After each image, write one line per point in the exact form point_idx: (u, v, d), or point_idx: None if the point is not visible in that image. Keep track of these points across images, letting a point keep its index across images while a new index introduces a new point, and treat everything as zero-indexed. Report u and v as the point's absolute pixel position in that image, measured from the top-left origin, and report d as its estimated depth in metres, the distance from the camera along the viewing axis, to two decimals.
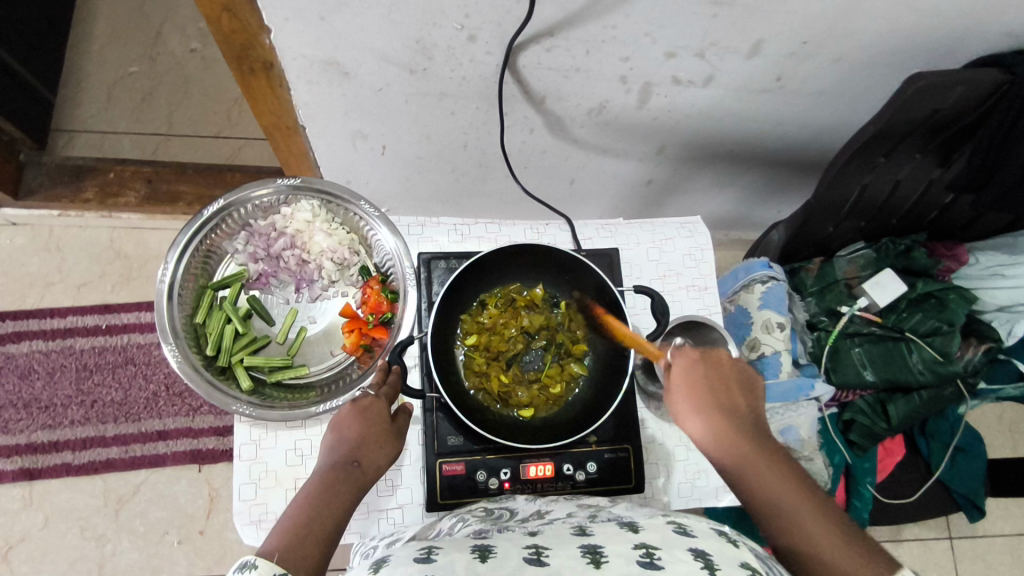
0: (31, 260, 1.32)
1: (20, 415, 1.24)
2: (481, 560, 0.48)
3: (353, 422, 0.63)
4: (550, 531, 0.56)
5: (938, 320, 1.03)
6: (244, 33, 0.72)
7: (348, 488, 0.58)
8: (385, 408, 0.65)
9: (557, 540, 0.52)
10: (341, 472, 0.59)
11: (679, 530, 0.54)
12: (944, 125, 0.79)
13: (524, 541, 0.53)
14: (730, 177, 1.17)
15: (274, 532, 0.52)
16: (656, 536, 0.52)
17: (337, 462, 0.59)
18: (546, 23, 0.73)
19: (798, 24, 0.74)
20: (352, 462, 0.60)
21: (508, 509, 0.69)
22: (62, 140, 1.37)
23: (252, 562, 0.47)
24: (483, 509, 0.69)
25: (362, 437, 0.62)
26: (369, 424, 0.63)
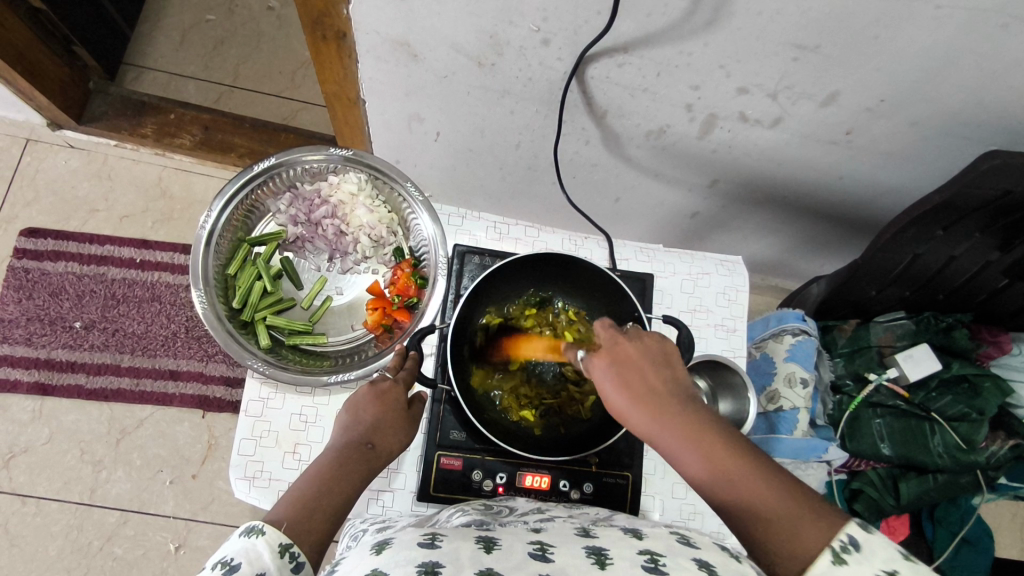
0: (82, 184, 1.36)
1: (44, 330, 1.28)
2: (486, 551, 0.48)
3: (371, 405, 0.63)
4: (553, 529, 0.56)
5: (967, 406, 0.99)
6: (323, 2, 0.73)
7: (361, 468, 0.58)
8: (402, 394, 0.65)
9: (560, 539, 0.52)
10: (354, 451, 0.59)
11: (684, 539, 0.52)
12: (1012, 209, 0.77)
13: (529, 537, 0.53)
14: (778, 223, 1.15)
15: (281, 500, 0.53)
16: (660, 544, 0.51)
17: (351, 442, 0.59)
18: (622, 39, 0.72)
19: (879, 81, 0.73)
20: (366, 443, 0.60)
21: (507, 506, 0.68)
22: (131, 74, 1.41)
23: (259, 528, 0.48)
24: (483, 504, 0.68)
25: (378, 421, 0.62)
26: (385, 409, 0.63)
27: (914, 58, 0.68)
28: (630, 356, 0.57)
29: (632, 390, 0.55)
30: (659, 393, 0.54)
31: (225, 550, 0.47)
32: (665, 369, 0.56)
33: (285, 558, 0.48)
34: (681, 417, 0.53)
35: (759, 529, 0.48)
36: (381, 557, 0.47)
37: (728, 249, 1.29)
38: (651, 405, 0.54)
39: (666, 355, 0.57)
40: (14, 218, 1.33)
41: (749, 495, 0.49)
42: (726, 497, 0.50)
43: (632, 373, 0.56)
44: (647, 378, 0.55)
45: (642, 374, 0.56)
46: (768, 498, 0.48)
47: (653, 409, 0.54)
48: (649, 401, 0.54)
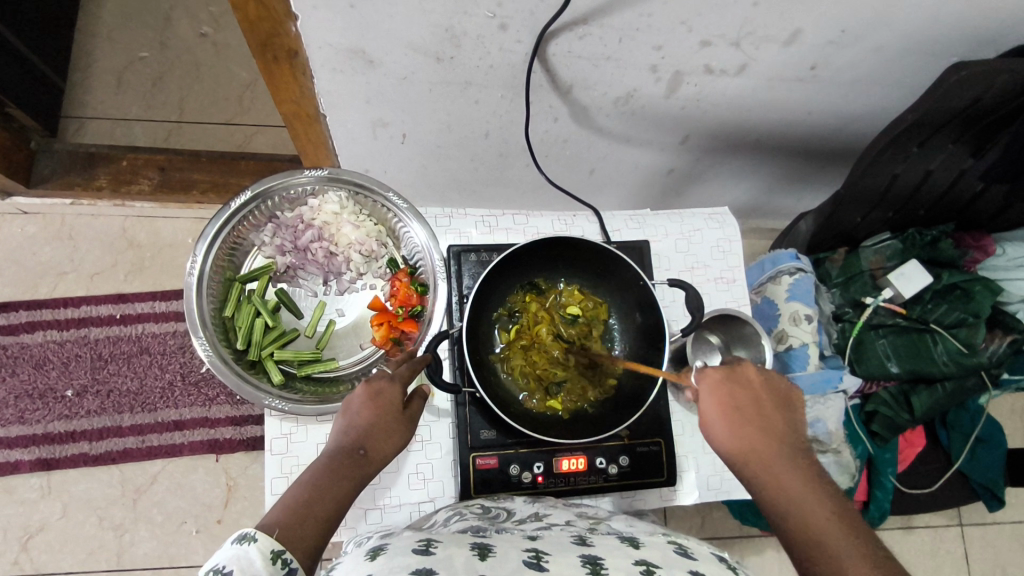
0: (44, 249, 1.31)
1: (35, 405, 1.24)
2: (481, 558, 0.49)
3: (366, 407, 0.61)
4: (549, 537, 0.57)
5: (963, 311, 1.02)
6: (271, 21, 0.71)
7: (352, 475, 0.57)
8: (399, 392, 0.63)
9: (557, 546, 0.53)
10: (347, 457, 0.58)
11: (680, 551, 0.55)
12: (980, 116, 0.79)
13: (524, 544, 0.53)
14: (752, 166, 1.16)
15: (273, 509, 0.52)
16: (657, 554, 0.53)
17: (344, 448, 0.59)
18: (580, 11, 0.71)
19: (839, 13, 0.73)
20: (359, 449, 0.59)
21: (505, 509, 0.68)
22: (72, 127, 1.35)
23: (252, 535, 0.47)
24: (480, 507, 0.68)
25: (373, 425, 0.61)
26: (380, 411, 0.62)
27: None
28: (750, 385, 0.63)
29: (732, 410, 0.61)
30: (765, 417, 0.60)
31: (217, 558, 0.47)
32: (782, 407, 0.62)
33: (278, 565, 0.47)
34: (764, 439, 0.59)
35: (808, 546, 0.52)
36: (376, 562, 0.46)
37: (706, 200, 1.30)
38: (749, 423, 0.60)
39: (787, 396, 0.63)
40: None
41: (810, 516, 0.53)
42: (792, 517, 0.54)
43: (735, 396, 0.62)
44: (757, 405, 0.61)
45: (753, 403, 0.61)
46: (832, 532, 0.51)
47: (747, 425, 0.60)
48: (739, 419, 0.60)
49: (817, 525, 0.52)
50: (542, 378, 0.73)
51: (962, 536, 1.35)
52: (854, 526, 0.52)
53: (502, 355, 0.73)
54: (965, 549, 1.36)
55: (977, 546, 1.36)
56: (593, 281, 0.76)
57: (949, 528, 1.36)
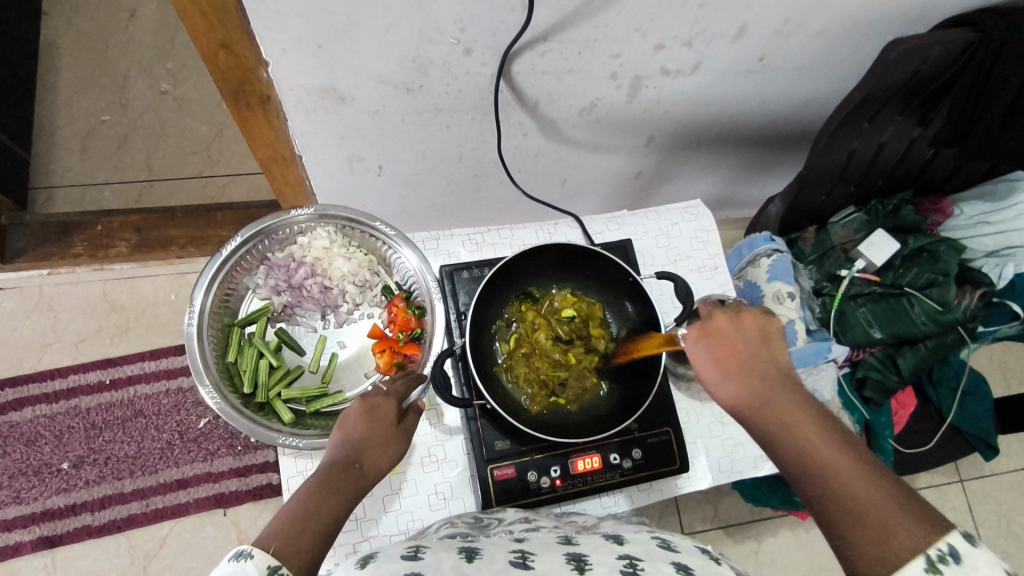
0: (24, 323, 1.29)
1: (32, 483, 1.21)
2: (468, 560, 0.50)
3: (359, 421, 0.61)
4: (537, 538, 0.59)
5: (932, 273, 1.07)
6: (243, 69, 0.73)
7: (346, 488, 0.55)
8: (394, 406, 0.64)
9: (543, 547, 0.54)
10: (342, 471, 0.56)
11: (664, 544, 0.57)
12: (922, 86, 0.84)
13: (512, 546, 0.55)
14: (716, 159, 1.21)
15: (270, 524, 0.50)
16: (640, 548, 0.55)
17: (337, 463, 0.57)
18: (539, 29, 0.75)
19: (779, 5, 0.78)
20: (353, 463, 0.58)
21: (496, 518, 0.69)
22: (41, 198, 1.35)
23: (248, 552, 0.45)
24: (472, 517, 0.69)
25: (368, 438, 0.60)
26: (374, 424, 0.61)
27: None
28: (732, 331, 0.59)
29: (721, 359, 0.58)
30: (755, 360, 0.57)
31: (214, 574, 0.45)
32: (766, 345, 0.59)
33: None
34: (761, 381, 0.56)
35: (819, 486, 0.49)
36: (365, 569, 0.48)
37: (677, 196, 1.35)
38: (737, 371, 0.57)
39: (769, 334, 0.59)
40: None
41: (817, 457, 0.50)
42: (796, 456, 0.51)
43: (724, 345, 0.59)
44: (747, 351, 0.58)
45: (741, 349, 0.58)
46: (840, 466, 0.49)
47: (738, 372, 0.57)
48: (733, 366, 0.57)
49: (820, 461, 0.50)
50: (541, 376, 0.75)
51: (964, 491, 1.39)
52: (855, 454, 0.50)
53: (505, 363, 0.75)
54: (968, 503, 1.40)
55: (980, 499, 1.41)
56: (583, 282, 0.78)
57: (951, 486, 1.41)
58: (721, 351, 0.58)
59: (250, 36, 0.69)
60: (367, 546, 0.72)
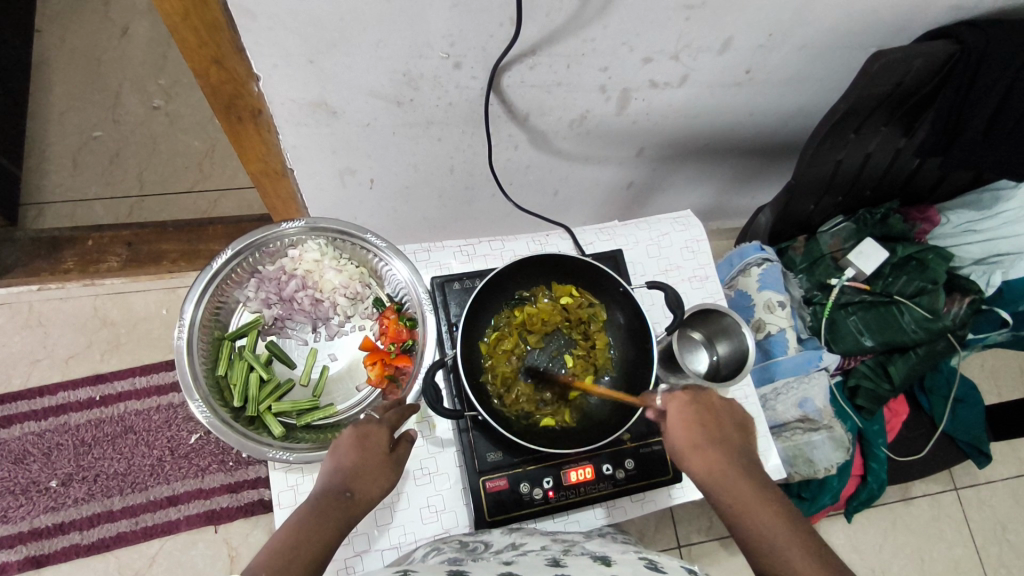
0: (13, 339, 1.28)
1: (19, 501, 1.20)
2: None
3: (350, 450, 0.60)
4: (524, 560, 0.59)
5: (922, 281, 1.07)
6: (234, 83, 0.74)
7: (339, 515, 0.54)
8: (385, 436, 0.63)
9: (529, 568, 0.55)
10: (334, 498, 0.55)
11: (651, 566, 0.57)
12: (906, 97, 0.85)
13: (500, 568, 0.55)
14: (706, 170, 1.22)
15: (261, 550, 0.48)
16: (628, 570, 0.55)
17: (329, 491, 0.56)
18: (528, 43, 0.76)
19: (764, 18, 0.80)
20: (345, 491, 0.57)
21: (483, 541, 0.68)
22: (32, 213, 1.35)
23: None
24: (459, 541, 0.68)
25: (359, 467, 0.59)
26: (366, 454, 0.61)
27: None
28: (713, 406, 0.63)
29: (693, 424, 0.61)
30: (724, 437, 0.61)
31: None
32: (740, 425, 0.63)
33: None
34: (727, 455, 0.59)
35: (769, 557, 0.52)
36: None
37: (668, 207, 1.36)
38: (708, 440, 0.60)
39: (746, 422, 0.64)
40: None
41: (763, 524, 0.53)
42: (750, 526, 0.54)
43: (702, 415, 0.62)
44: (716, 423, 0.62)
45: (713, 421, 0.62)
46: (784, 535, 0.52)
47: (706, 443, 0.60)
48: (703, 437, 0.61)
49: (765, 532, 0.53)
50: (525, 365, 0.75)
51: (959, 499, 1.39)
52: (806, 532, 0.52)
53: (489, 342, 0.74)
54: (964, 512, 1.40)
55: (976, 507, 1.41)
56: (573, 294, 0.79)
57: (946, 494, 1.41)
58: (691, 421, 0.62)
59: (242, 52, 0.69)
60: (358, 563, 0.71)
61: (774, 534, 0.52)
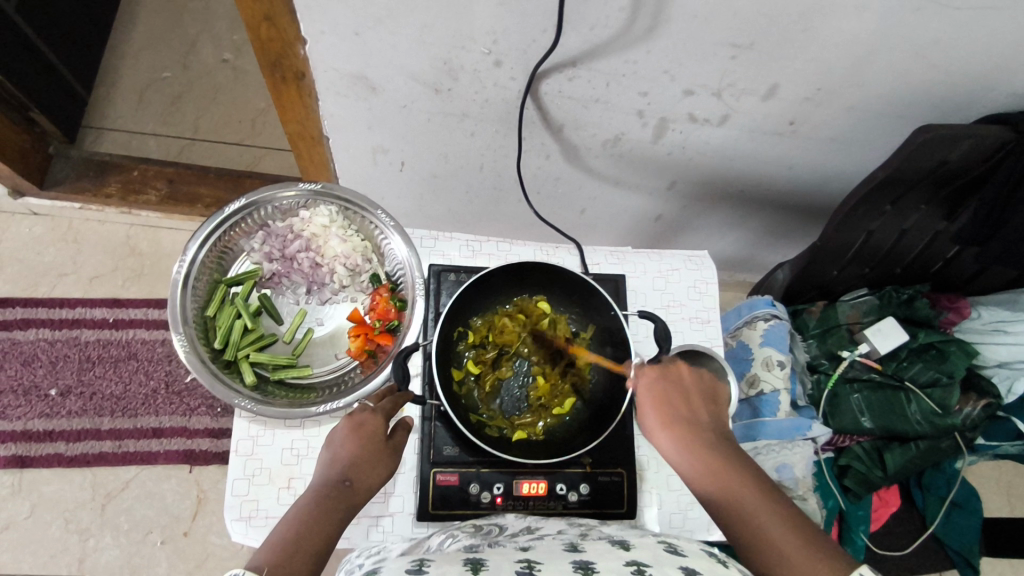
0: (48, 251, 1.35)
1: (19, 401, 1.25)
2: (474, 572, 0.49)
3: (347, 440, 0.61)
4: (542, 547, 0.57)
5: (937, 371, 1.02)
6: (281, 42, 0.77)
7: (338, 506, 0.56)
8: (382, 422, 0.64)
9: (548, 556, 0.53)
10: (332, 490, 0.57)
11: (670, 548, 0.55)
12: (951, 178, 0.82)
13: (517, 556, 0.54)
14: (738, 218, 1.19)
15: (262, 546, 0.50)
16: (647, 554, 0.53)
17: (328, 482, 0.58)
18: (570, 54, 0.76)
19: (812, 72, 0.78)
20: (343, 481, 0.58)
21: (497, 525, 0.68)
22: (91, 136, 1.42)
23: None
24: (472, 525, 0.68)
25: (356, 456, 0.60)
26: (363, 443, 0.61)
27: (839, 47, 0.74)
28: (680, 381, 0.66)
29: (664, 403, 0.63)
30: (695, 414, 0.63)
31: None
32: (706, 397, 0.65)
33: None
34: (701, 433, 0.61)
35: (749, 535, 0.54)
36: None
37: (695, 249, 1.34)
38: (681, 419, 0.62)
39: (713, 392, 0.66)
40: None
41: (745, 505, 0.55)
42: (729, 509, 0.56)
43: (674, 390, 0.65)
44: (686, 400, 0.64)
45: (684, 396, 0.64)
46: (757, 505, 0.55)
47: (678, 422, 0.62)
48: (676, 412, 0.63)
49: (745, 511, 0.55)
50: (496, 366, 0.76)
51: None
52: (780, 510, 0.55)
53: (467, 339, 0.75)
54: None
55: None
56: (560, 307, 0.78)
57: None
58: (664, 398, 0.64)
59: (292, 13, 0.72)
60: None
61: (757, 517, 0.54)
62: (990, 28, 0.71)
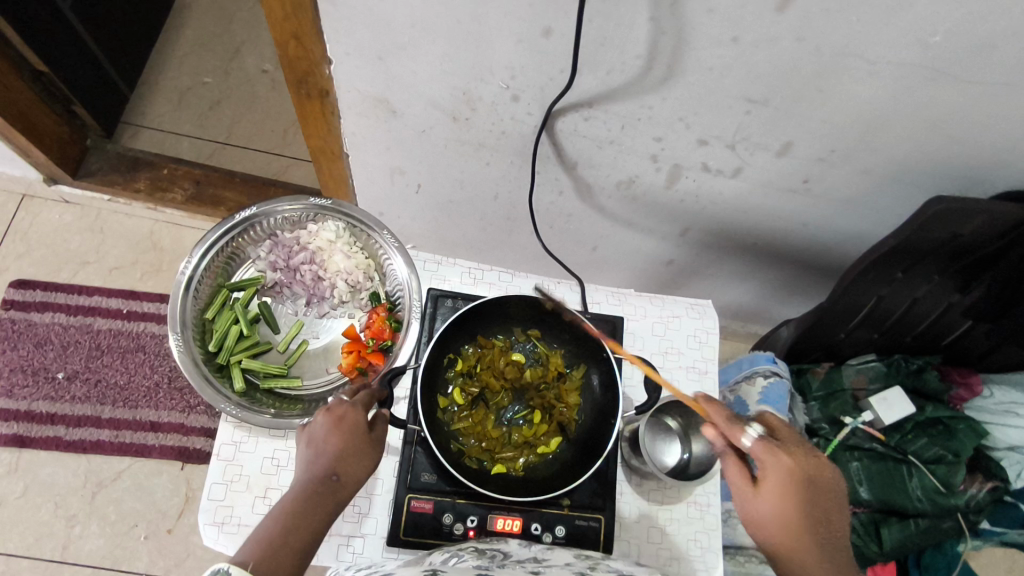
0: (73, 238, 1.39)
1: (26, 382, 1.28)
2: None
3: (330, 435, 0.61)
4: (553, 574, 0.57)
5: (941, 448, 1.00)
6: (307, 61, 0.79)
7: (325, 504, 0.57)
8: (361, 414, 0.63)
9: None
10: (318, 485, 0.58)
11: None
12: (965, 251, 0.81)
13: None
14: (750, 270, 1.18)
15: (248, 543, 0.53)
16: None
17: (315, 477, 0.58)
18: (586, 95, 0.77)
19: (829, 133, 0.78)
20: (330, 476, 0.59)
21: (501, 551, 0.64)
22: (128, 133, 1.47)
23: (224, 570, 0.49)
24: (475, 548, 0.64)
25: (340, 451, 0.60)
26: (346, 436, 0.61)
27: (856, 110, 0.74)
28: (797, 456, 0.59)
29: (769, 476, 0.58)
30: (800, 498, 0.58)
31: None
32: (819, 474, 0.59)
33: None
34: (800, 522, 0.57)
35: None
36: None
37: (706, 296, 1.32)
38: (783, 494, 0.58)
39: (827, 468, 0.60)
40: (5, 270, 1.35)
41: None
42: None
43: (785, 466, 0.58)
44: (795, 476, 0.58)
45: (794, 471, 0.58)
46: None
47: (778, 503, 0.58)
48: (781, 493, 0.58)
49: None
50: (483, 397, 0.76)
51: None
52: None
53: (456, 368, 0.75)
54: None
55: None
56: (552, 343, 0.78)
57: None
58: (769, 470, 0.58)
59: (319, 34, 0.74)
60: None
61: None
62: (1012, 104, 0.70)
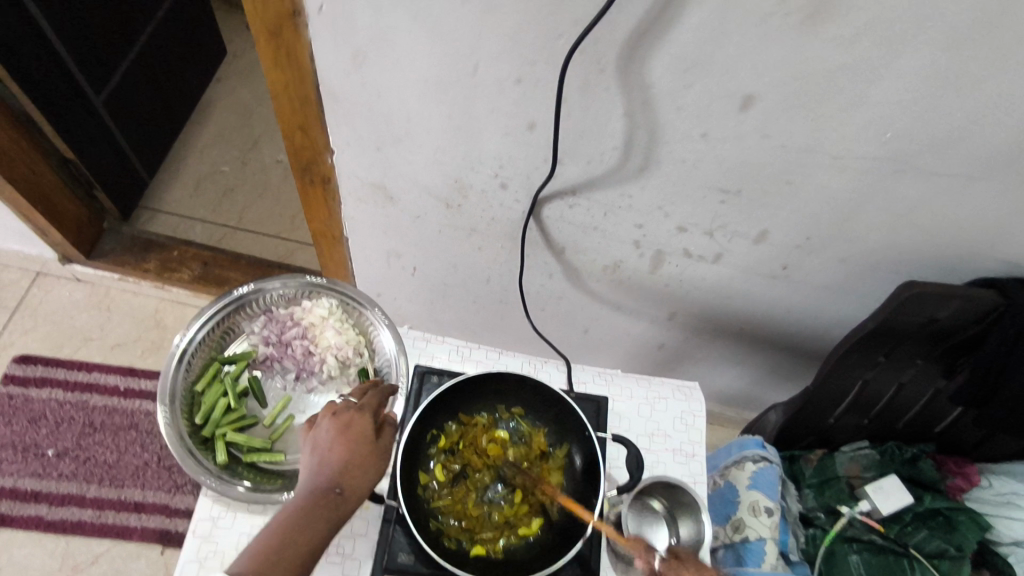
0: (80, 315, 1.43)
1: (15, 458, 1.27)
2: None
3: (336, 444, 0.59)
4: None
5: (944, 541, 0.96)
6: (312, 150, 0.86)
7: (325, 518, 0.55)
8: (369, 422, 0.62)
9: None
10: (321, 498, 0.56)
11: None
12: (944, 336, 0.82)
13: None
14: (740, 355, 1.19)
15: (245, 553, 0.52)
16: None
17: (317, 489, 0.57)
18: (569, 184, 0.83)
19: (800, 221, 0.82)
20: (334, 489, 0.57)
21: None
22: (145, 216, 1.55)
23: None
24: None
25: (345, 461, 0.58)
26: (352, 446, 0.59)
27: (823, 201, 0.78)
28: None
29: None
30: None
31: None
32: None
33: None
34: None
35: None
36: None
37: (699, 383, 1.32)
38: None
39: None
40: (10, 345, 1.38)
41: None
42: None
43: None
44: None
45: None
46: None
47: None
48: None
49: None
50: (465, 474, 0.75)
51: None
52: None
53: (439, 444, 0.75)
54: None
55: None
56: (537, 420, 0.78)
57: None
58: None
59: (323, 126, 0.81)
60: None
61: None
62: (970, 196, 0.74)
